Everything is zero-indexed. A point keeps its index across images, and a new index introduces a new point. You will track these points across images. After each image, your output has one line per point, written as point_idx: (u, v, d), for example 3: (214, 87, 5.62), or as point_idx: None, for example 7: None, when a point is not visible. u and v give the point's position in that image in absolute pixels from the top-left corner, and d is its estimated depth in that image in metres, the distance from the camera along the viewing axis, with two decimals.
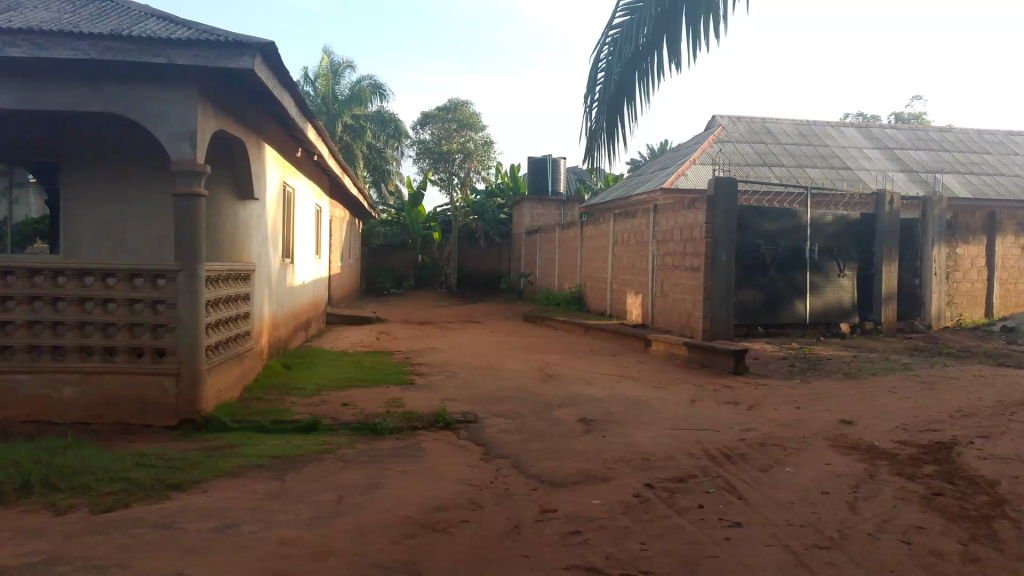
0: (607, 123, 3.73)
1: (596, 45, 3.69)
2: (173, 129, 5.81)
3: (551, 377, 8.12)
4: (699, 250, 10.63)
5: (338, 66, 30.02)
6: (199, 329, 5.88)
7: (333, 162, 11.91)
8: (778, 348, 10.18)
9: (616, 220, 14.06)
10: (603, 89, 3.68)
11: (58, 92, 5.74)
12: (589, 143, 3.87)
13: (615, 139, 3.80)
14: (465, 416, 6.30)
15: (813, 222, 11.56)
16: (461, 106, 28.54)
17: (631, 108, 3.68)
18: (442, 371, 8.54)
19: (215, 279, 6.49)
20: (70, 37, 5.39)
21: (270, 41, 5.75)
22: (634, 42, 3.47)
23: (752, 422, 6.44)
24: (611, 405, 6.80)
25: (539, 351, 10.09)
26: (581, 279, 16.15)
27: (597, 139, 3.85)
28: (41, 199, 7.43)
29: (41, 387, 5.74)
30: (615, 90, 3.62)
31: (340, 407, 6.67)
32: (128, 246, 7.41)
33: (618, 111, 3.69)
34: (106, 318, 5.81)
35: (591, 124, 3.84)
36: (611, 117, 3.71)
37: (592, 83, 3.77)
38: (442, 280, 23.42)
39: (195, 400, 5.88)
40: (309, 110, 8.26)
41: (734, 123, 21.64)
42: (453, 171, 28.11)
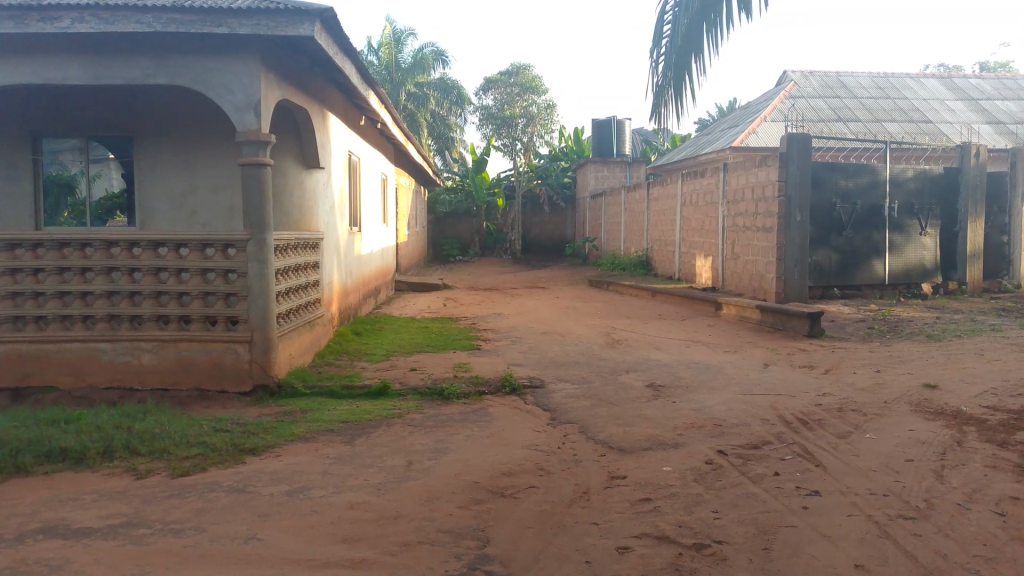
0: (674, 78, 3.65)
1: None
2: (237, 99, 5.86)
3: (619, 342, 8.02)
4: (772, 210, 10.27)
5: (401, 35, 29.74)
6: (269, 297, 5.97)
7: (397, 129, 11.93)
8: (855, 310, 9.82)
9: (684, 181, 13.73)
10: (669, 44, 3.59)
11: (127, 66, 5.84)
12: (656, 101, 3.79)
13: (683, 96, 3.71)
14: (532, 381, 6.26)
15: (893, 178, 11.03)
16: (523, 69, 27.88)
17: (698, 62, 3.58)
18: (508, 336, 8.53)
19: (284, 248, 6.58)
20: (136, 11, 5.45)
21: (331, 7, 5.71)
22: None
23: (829, 387, 6.22)
24: (680, 370, 6.66)
25: (606, 316, 9.98)
26: (647, 242, 15.89)
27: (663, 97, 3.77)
28: (119, 173, 7.64)
29: (122, 355, 5.93)
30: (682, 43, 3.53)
31: (408, 373, 6.71)
32: (200, 216, 7.58)
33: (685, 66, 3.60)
34: (180, 288, 5.95)
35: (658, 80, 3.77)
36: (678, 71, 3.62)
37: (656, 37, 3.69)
38: (507, 247, 23.33)
39: (267, 366, 5.99)
40: (372, 76, 8.23)
41: (807, 77, 20.79)
42: (515, 137, 28.02)
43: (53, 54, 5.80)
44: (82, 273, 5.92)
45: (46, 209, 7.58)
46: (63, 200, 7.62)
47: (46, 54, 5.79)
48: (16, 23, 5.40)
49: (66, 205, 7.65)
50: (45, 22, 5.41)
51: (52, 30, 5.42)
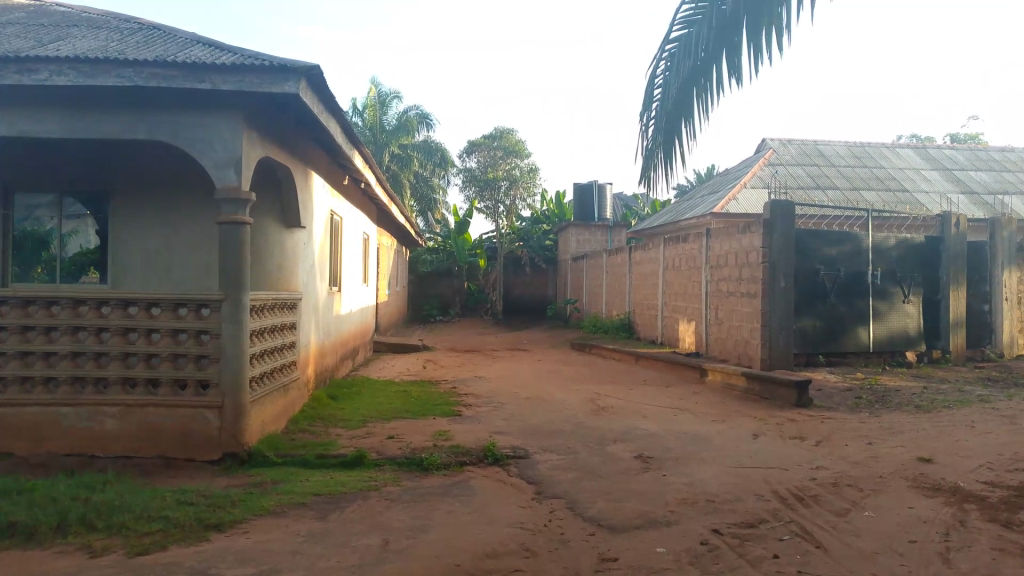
0: (664, 139, 3.84)
1: (652, 60, 3.79)
2: (218, 156, 5.72)
3: (604, 409, 7.79)
4: (756, 275, 10.22)
5: (386, 97, 30.16)
6: (243, 360, 5.73)
7: (381, 189, 11.85)
8: (842, 378, 9.69)
9: (666, 246, 13.72)
10: (660, 106, 3.77)
11: (105, 120, 5.70)
12: (646, 160, 3.98)
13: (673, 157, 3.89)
14: (516, 451, 6.02)
15: (875, 246, 11.06)
16: (507, 133, 28.51)
17: (688, 124, 3.78)
18: (490, 402, 8.28)
19: (260, 309, 6.36)
20: (117, 64, 5.34)
21: (317, 65, 5.62)
22: (693, 57, 3.53)
23: (822, 460, 6.02)
24: (668, 440, 6.44)
25: (589, 381, 9.76)
26: (629, 306, 15.79)
27: (655, 156, 3.95)
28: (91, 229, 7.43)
29: (84, 420, 5.63)
30: (673, 106, 3.71)
31: (385, 441, 6.43)
32: (175, 274, 7.34)
33: (675, 127, 3.79)
34: (149, 349, 5.69)
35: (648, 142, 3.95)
36: (668, 133, 3.82)
37: (648, 99, 3.88)
38: (488, 308, 23.14)
39: (237, 433, 5.70)
40: (356, 137, 8.16)
41: (785, 145, 21.16)
42: (499, 199, 28.06)
43: (30, 107, 5.66)
44: (46, 332, 5.65)
45: (15, 265, 7.47)
46: (38, 257, 7.53)
47: (21, 107, 5.65)
48: None
49: (38, 262, 7.54)
50: (22, 74, 5.31)
51: (29, 82, 5.31)
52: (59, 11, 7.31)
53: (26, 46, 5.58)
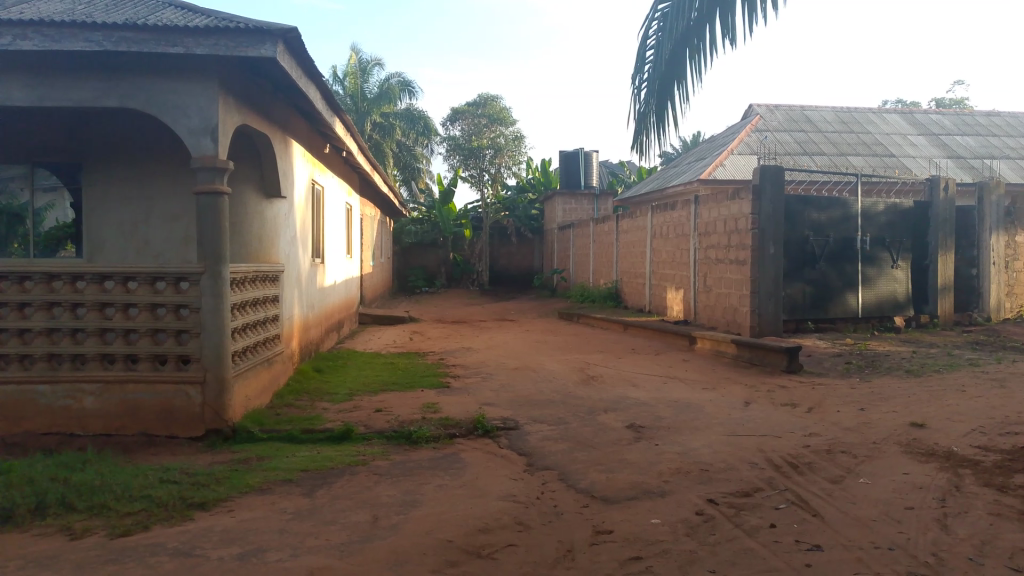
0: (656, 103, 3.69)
1: (644, 21, 3.67)
2: (193, 123, 5.51)
3: (593, 379, 7.70)
4: (746, 242, 10.13)
5: (367, 65, 29.59)
6: (224, 334, 5.58)
7: (363, 158, 11.63)
8: (831, 344, 9.66)
9: (654, 213, 13.59)
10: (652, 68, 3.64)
11: (73, 87, 5.47)
12: (637, 127, 3.83)
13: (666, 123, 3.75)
14: (505, 422, 5.93)
15: (864, 211, 10.99)
16: (490, 101, 28.08)
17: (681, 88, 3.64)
18: (478, 373, 8.18)
19: (241, 282, 6.20)
20: (83, 28, 5.09)
21: (294, 27, 5.40)
22: (686, 15, 3.44)
23: (814, 426, 5.97)
24: (659, 409, 6.37)
25: (578, 351, 9.68)
26: (617, 274, 15.70)
27: (646, 122, 3.80)
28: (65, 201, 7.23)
29: (62, 398, 5.48)
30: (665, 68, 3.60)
31: (373, 414, 6.33)
32: (153, 247, 7.15)
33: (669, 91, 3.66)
34: (127, 324, 5.53)
35: (639, 107, 3.81)
36: (661, 97, 3.67)
37: (639, 62, 3.75)
38: (474, 279, 23.13)
39: (221, 409, 5.57)
40: (337, 104, 7.95)
41: (772, 111, 21.00)
42: (483, 168, 27.78)
43: None
44: (20, 308, 5.48)
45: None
46: (13, 230, 7.33)
47: None
48: None
49: (10, 234, 7.36)
50: None
51: None
52: None
53: None
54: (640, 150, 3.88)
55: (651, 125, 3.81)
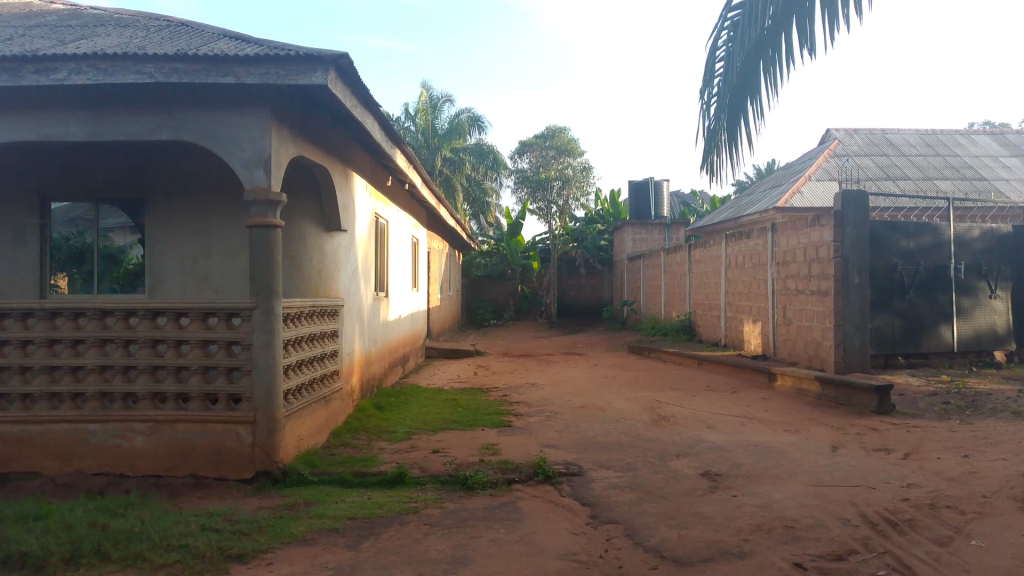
0: (728, 119, 3.70)
1: (713, 30, 3.66)
2: (246, 155, 5.38)
3: (665, 419, 7.22)
4: (828, 272, 9.50)
5: (437, 101, 29.81)
6: (276, 372, 5.37)
7: (426, 190, 11.50)
8: (925, 381, 8.92)
9: (728, 243, 13.03)
10: (723, 82, 3.64)
11: (129, 122, 5.42)
12: (707, 144, 3.85)
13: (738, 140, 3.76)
14: (569, 467, 5.53)
15: (957, 237, 10.23)
16: (560, 133, 28.15)
17: (754, 103, 3.64)
18: (542, 411, 7.80)
19: (297, 317, 6.01)
20: (136, 60, 5.04)
21: (346, 53, 5.22)
22: (760, 23, 3.42)
23: (913, 476, 5.36)
24: (737, 454, 5.86)
25: (649, 388, 9.19)
26: (690, 306, 15.12)
27: (717, 140, 3.82)
28: (128, 235, 7.21)
29: (113, 438, 5.36)
30: (737, 81, 3.60)
31: (430, 455, 6.02)
32: (212, 283, 7.06)
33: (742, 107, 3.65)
34: (178, 361, 5.40)
35: (710, 124, 3.84)
36: (733, 113, 3.68)
37: (709, 75, 3.75)
38: (542, 311, 22.73)
39: (272, 450, 5.34)
40: (397, 134, 7.79)
41: (851, 135, 20.15)
42: (552, 200, 27.14)
43: (52, 110, 5.43)
44: (74, 345, 5.42)
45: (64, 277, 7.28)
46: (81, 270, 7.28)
47: (44, 110, 5.43)
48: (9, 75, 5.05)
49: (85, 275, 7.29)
50: (40, 73, 5.03)
51: (47, 82, 5.03)
52: (91, 13, 7.15)
53: (45, 44, 5.34)
54: (710, 170, 3.89)
55: (722, 143, 3.82)
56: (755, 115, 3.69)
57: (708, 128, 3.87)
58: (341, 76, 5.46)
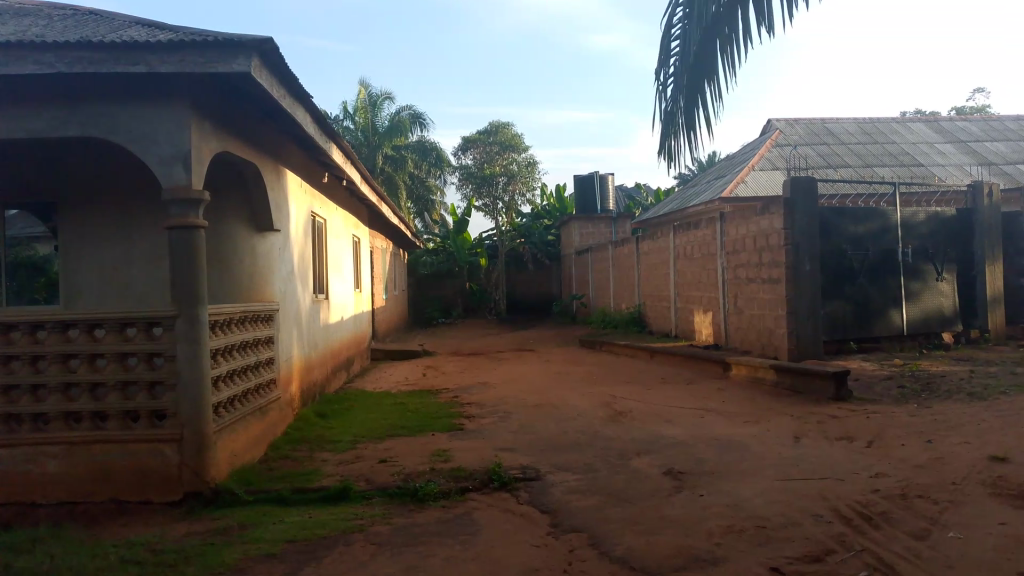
0: (686, 101, 3.88)
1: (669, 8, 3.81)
2: (163, 151, 4.92)
3: (622, 416, 6.95)
4: (778, 259, 9.39)
5: (376, 98, 29.28)
6: (203, 385, 4.92)
7: (366, 186, 11.04)
8: (879, 365, 8.86)
9: (676, 233, 12.89)
10: (681, 60, 3.81)
11: (30, 116, 4.92)
12: (665, 128, 4.02)
13: (694, 124, 3.97)
14: (525, 472, 5.21)
15: (903, 221, 10.23)
16: (502, 128, 27.70)
17: (711, 85, 3.85)
18: (494, 412, 7.46)
19: (226, 324, 5.56)
20: (33, 48, 4.55)
21: (270, 38, 4.78)
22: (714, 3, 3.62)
23: (880, 465, 5.18)
24: (699, 449, 5.62)
25: (603, 383, 8.93)
26: (639, 298, 14.96)
27: (675, 123, 4.00)
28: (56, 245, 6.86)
29: (22, 464, 4.83)
30: (695, 60, 3.79)
31: (376, 466, 5.62)
32: (134, 291, 6.54)
33: (699, 89, 3.86)
34: (94, 377, 4.90)
35: (666, 107, 4.01)
36: (692, 94, 3.87)
37: (665, 54, 3.95)
38: (491, 307, 22.36)
39: (201, 469, 4.90)
40: (332, 128, 7.36)
41: (792, 124, 20.30)
42: (497, 196, 27.05)
43: None
44: None
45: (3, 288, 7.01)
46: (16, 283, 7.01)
47: None
48: None
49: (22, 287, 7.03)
50: None
51: None
52: None
53: None
54: (668, 154, 4.07)
55: (679, 126, 4.00)
56: (710, 97, 3.91)
57: (664, 110, 4.03)
58: (266, 62, 5.02)
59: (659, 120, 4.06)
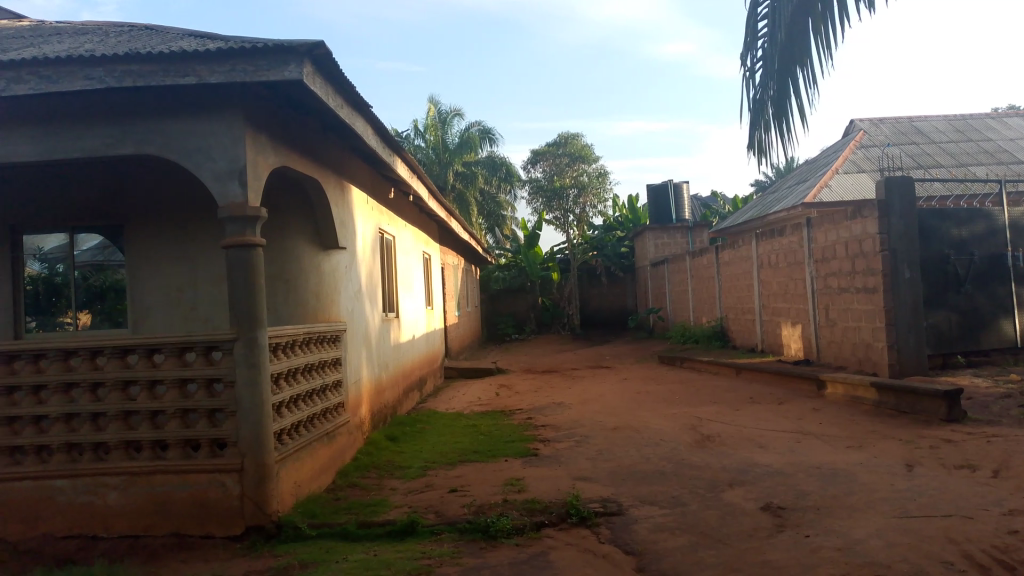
0: (778, 87, 3.68)
1: None
2: (217, 167, 4.75)
3: (708, 440, 6.43)
4: (873, 267, 8.69)
5: (446, 115, 29.08)
6: (264, 412, 4.68)
7: (434, 203, 10.85)
8: (993, 382, 8.06)
9: (758, 242, 12.23)
10: (770, 42, 3.64)
11: (85, 135, 4.81)
12: (755, 119, 3.81)
13: (786, 114, 3.76)
14: (606, 505, 4.78)
15: (1013, 223, 9.37)
16: (573, 139, 27.38)
17: (803, 69, 3.64)
18: (571, 436, 7.04)
19: (289, 346, 5.33)
20: (83, 64, 4.47)
21: (321, 42, 4.58)
22: None
23: (1012, 500, 4.54)
24: (798, 480, 5.08)
25: (685, 402, 8.40)
26: (720, 311, 14.30)
27: (765, 113, 3.80)
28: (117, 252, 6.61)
29: (83, 495, 4.68)
30: (787, 42, 3.60)
31: (446, 496, 5.28)
32: (200, 312, 6.40)
33: (791, 74, 3.66)
34: (153, 405, 4.72)
35: (755, 96, 3.81)
36: (783, 80, 3.66)
37: (752, 38, 3.75)
38: (564, 323, 22.03)
39: (262, 500, 4.64)
40: (394, 140, 7.16)
41: (878, 124, 19.25)
42: (568, 209, 26.64)
43: None
44: (36, 392, 4.76)
45: (89, 315, 6.64)
46: (97, 307, 6.63)
47: None
48: None
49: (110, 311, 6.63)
50: None
51: None
52: (58, 27, 6.63)
53: None
54: (758, 147, 3.86)
55: (770, 116, 3.80)
56: (804, 84, 3.68)
57: (752, 99, 3.84)
58: (319, 69, 4.82)
59: (746, 111, 3.86)
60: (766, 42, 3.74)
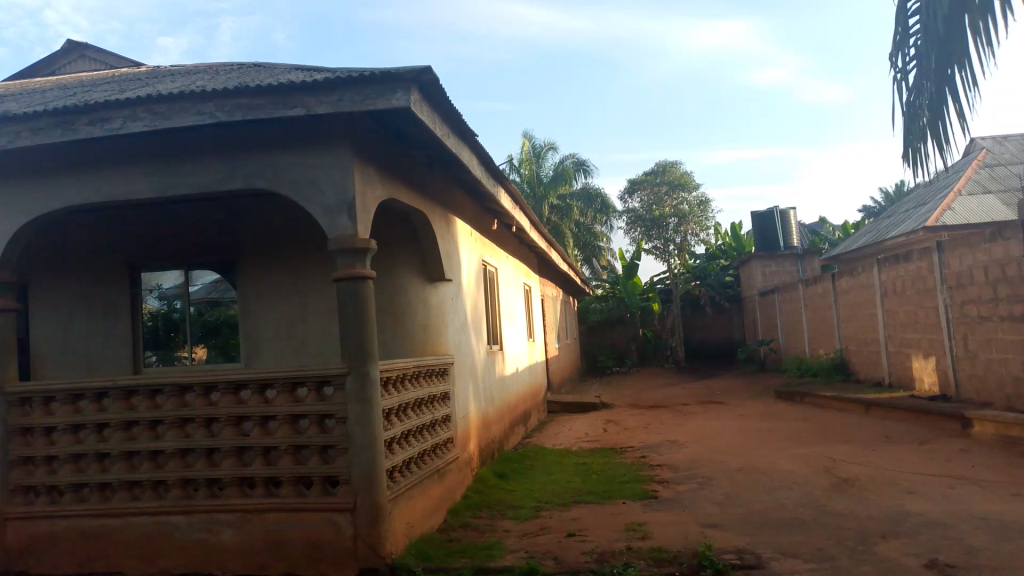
0: (935, 86, 4.35)
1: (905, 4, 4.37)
2: (327, 201, 4.67)
3: (846, 484, 5.88)
4: (1020, 292, 7.91)
5: (541, 149, 29.10)
6: (377, 449, 4.51)
7: (535, 232, 10.67)
8: None
9: (880, 268, 11.46)
10: (922, 48, 4.36)
11: (197, 171, 4.81)
12: (910, 127, 4.49)
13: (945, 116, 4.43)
14: (742, 557, 4.36)
15: None
16: (671, 168, 26.88)
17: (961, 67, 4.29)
18: (691, 477, 6.60)
19: (399, 380, 5.17)
20: (194, 99, 4.47)
21: (429, 67, 4.44)
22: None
23: None
24: (962, 532, 4.51)
25: (812, 441, 7.81)
26: (839, 342, 13.46)
27: (919, 123, 4.50)
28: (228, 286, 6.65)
29: (199, 532, 4.60)
30: (940, 50, 4.30)
31: (565, 541, 4.96)
32: (310, 346, 6.38)
33: (948, 76, 4.33)
34: (266, 441, 4.62)
35: (910, 104, 4.53)
36: (939, 82, 4.33)
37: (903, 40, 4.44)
38: (668, 355, 21.27)
39: (376, 542, 4.45)
40: (498, 170, 7.02)
41: (1004, 140, 17.98)
42: (668, 238, 26.10)
43: (116, 167, 4.89)
44: (153, 427, 4.75)
45: (202, 348, 6.70)
46: (211, 341, 6.69)
47: (107, 167, 4.90)
48: (63, 130, 4.58)
49: (222, 346, 6.66)
50: (94, 124, 4.55)
51: (102, 133, 4.54)
52: (172, 70, 6.82)
53: (107, 94, 4.86)
54: (917, 154, 4.50)
55: (924, 125, 4.50)
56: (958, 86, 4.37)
57: (906, 106, 4.58)
58: (426, 96, 4.69)
59: (903, 122, 4.58)
60: (916, 48, 4.42)
